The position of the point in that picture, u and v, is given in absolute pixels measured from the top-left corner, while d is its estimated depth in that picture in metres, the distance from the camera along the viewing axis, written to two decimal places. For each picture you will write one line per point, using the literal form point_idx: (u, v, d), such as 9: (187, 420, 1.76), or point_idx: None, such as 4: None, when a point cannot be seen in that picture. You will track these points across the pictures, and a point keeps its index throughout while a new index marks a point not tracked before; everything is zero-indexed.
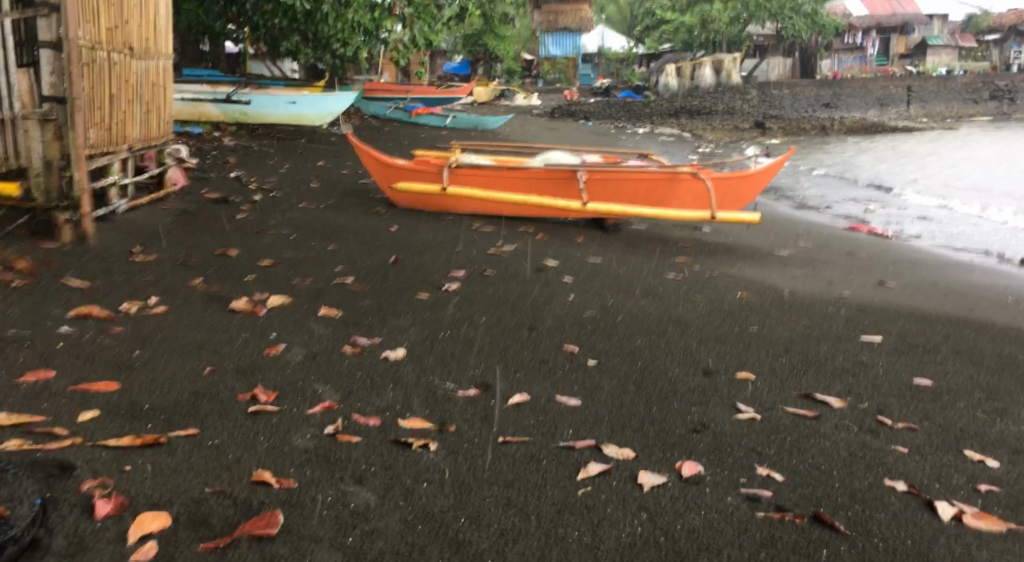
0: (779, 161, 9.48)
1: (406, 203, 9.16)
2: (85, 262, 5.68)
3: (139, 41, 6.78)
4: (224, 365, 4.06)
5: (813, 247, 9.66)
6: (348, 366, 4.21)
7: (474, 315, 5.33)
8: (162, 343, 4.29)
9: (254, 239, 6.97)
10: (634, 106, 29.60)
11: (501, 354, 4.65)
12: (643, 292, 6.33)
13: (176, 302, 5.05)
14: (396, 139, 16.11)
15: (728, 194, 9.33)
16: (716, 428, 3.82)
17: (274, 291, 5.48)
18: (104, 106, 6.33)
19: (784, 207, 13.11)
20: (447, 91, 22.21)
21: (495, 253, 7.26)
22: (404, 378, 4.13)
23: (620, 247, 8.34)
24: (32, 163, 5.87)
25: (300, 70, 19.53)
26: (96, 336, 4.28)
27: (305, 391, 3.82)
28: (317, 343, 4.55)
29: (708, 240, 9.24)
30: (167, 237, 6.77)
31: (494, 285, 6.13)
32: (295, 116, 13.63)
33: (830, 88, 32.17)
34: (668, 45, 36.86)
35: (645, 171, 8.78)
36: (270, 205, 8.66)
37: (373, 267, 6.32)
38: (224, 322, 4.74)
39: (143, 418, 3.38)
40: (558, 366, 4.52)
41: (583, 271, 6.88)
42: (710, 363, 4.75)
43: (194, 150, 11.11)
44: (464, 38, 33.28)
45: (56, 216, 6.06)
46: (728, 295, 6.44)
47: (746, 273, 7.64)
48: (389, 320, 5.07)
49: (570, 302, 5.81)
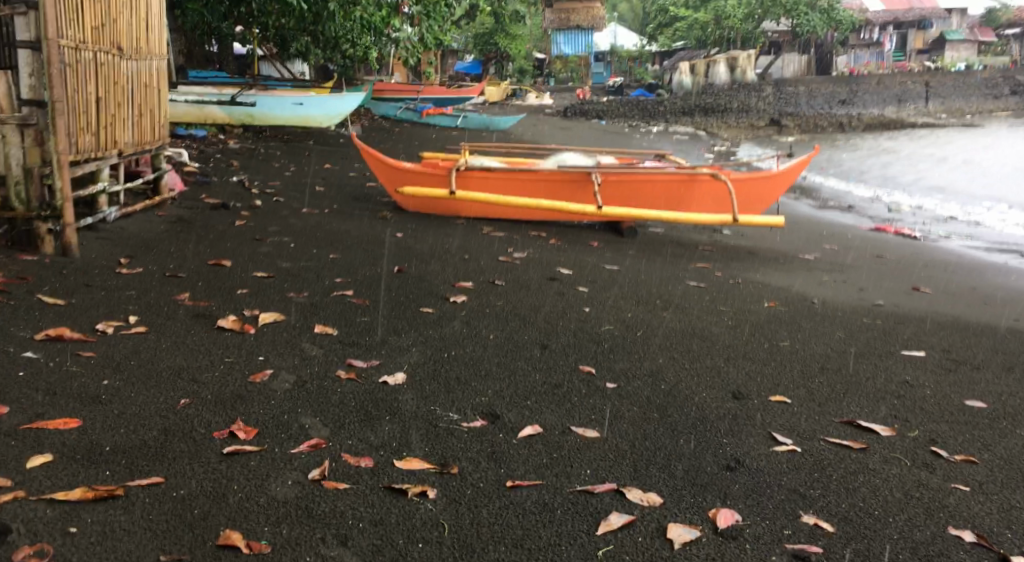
0: (803, 159, 9.01)
1: (413, 207, 8.76)
2: (64, 276, 5.30)
3: (129, 41, 6.38)
4: (202, 395, 3.65)
5: (839, 250, 9.19)
6: (341, 395, 3.79)
7: (482, 333, 4.91)
8: (136, 369, 3.89)
9: (249, 248, 6.57)
10: (648, 105, 29.15)
11: (510, 378, 4.22)
12: (664, 303, 5.88)
13: (158, 321, 4.66)
14: (405, 140, 15.71)
15: (751, 199, 8.92)
16: (753, 463, 3.37)
17: (265, 306, 5.08)
18: (91, 109, 5.92)
19: (806, 207, 12.60)
20: (458, 91, 21.80)
21: (505, 261, 6.84)
22: (401, 408, 3.71)
23: (637, 253, 7.90)
24: (10, 171, 5.45)
25: (310, 72, 19.21)
26: (63, 363, 3.88)
27: (291, 426, 3.41)
28: (308, 367, 4.14)
29: (730, 245, 8.80)
30: (157, 247, 6.38)
31: (504, 297, 5.70)
32: (303, 118, 13.27)
33: (847, 85, 31.55)
34: (681, 44, 36.33)
35: (662, 172, 8.42)
36: (271, 210, 8.27)
37: (374, 279, 5.90)
38: (208, 344, 4.33)
39: (101, 463, 2.98)
40: (573, 390, 4.09)
41: (598, 280, 6.45)
42: (741, 385, 4.29)
43: (196, 153, 10.74)
44: (475, 38, 32.94)
45: (37, 227, 5.61)
46: (755, 306, 5.99)
47: (773, 280, 7.18)
48: (389, 339, 4.66)
49: (585, 317, 5.38)
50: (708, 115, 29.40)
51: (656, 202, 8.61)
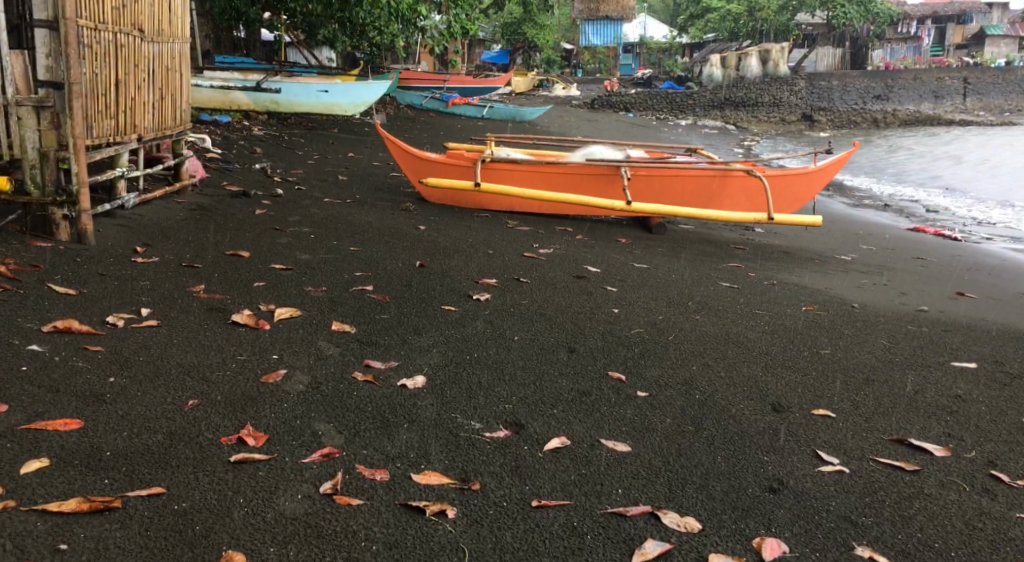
0: (841, 156, 8.70)
1: (437, 199, 8.55)
2: (77, 263, 5.13)
3: (151, 23, 6.18)
4: (211, 396, 3.46)
5: (877, 251, 8.87)
6: (356, 398, 3.59)
7: (506, 333, 4.69)
8: (144, 367, 3.70)
9: (268, 238, 6.39)
10: (677, 97, 28.74)
11: (536, 384, 3.99)
12: (696, 305, 5.63)
13: (171, 314, 4.47)
14: (431, 130, 15.50)
15: (786, 196, 8.62)
16: (798, 484, 3.13)
17: (282, 301, 4.89)
18: (109, 93, 5.73)
19: (841, 205, 12.27)
20: (485, 81, 21.58)
21: (532, 257, 6.61)
22: (421, 415, 3.49)
23: (667, 251, 7.64)
24: (26, 154, 5.27)
25: (337, 60, 19.07)
26: (69, 358, 3.70)
27: (303, 433, 3.21)
28: (324, 367, 3.94)
29: (763, 244, 8.52)
30: (175, 235, 6.21)
31: (530, 296, 5.48)
32: (327, 105, 13.34)
33: (881, 80, 30.94)
34: (713, 36, 35.83)
35: (694, 167, 8.16)
36: (293, 199, 8.08)
37: (396, 274, 5.70)
38: (220, 340, 4.14)
39: (99, 470, 2.79)
40: (602, 399, 3.87)
41: (628, 279, 6.21)
42: (781, 396, 4.03)
43: (220, 139, 10.59)
44: (504, 28, 32.70)
45: (52, 213, 5.44)
46: (793, 310, 5.73)
47: (811, 282, 6.89)
48: (409, 339, 4.45)
49: (614, 318, 5.16)
50: (738, 109, 28.97)
51: (687, 197, 8.34)
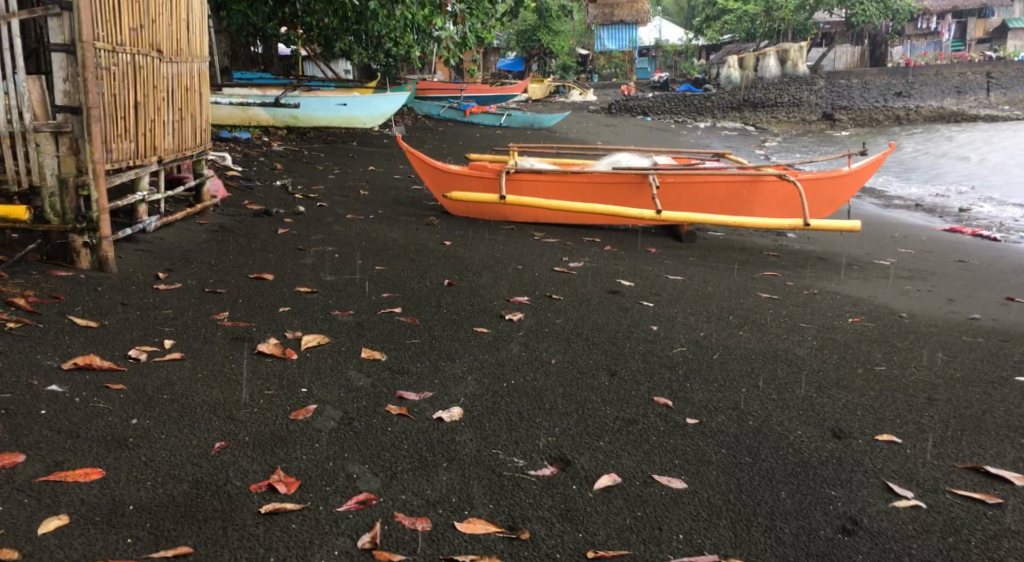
0: (878, 157, 8.41)
1: (460, 212, 8.34)
2: (98, 293, 4.97)
3: (169, 43, 6.03)
4: (239, 437, 3.28)
5: (916, 254, 8.59)
6: (391, 434, 3.40)
7: (543, 356, 4.48)
8: (169, 406, 3.51)
9: (292, 259, 6.21)
10: (695, 100, 28.59)
11: (578, 414, 3.78)
12: (738, 320, 5.39)
13: (195, 345, 4.29)
14: (451, 140, 15.32)
15: (820, 200, 8.35)
16: (872, 524, 2.94)
17: (308, 327, 4.70)
18: (129, 115, 5.58)
19: (872, 206, 11.95)
20: (502, 89, 21.42)
21: (562, 272, 6.40)
22: (460, 452, 3.29)
23: (700, 261, 7.41)
24: (44, 182, 5.11)
25: (354, 72, 18.97)
26: (90, 398, 3.52)
27: (336, 477, 3.03)
28: (355, 401, 3.72)
29: (798, 249, 8.26)
30: (197, 258, 6.05)
31: (565, 314, 5.27)
32: (347, 119, 12.93)
33: (903, 76, 30.44)
34: (729, 37, 35.53)
35: (724, 173, 7.93)
36: (315, 216, 7.92)
37: (425, 294, 5.50)
38: (246, 373, 3.95)
39: (121, 527, 2.71)
40: (650, 428, 3.64)
41: (664, 293, 5.98)
42: (840, 421, 3.78)
43: (239, 156, 10.45)
44: (518, 34, 32.58)
45: (72, 241, 5.27)
46: (839, 322, 5.48)
47: (853, 291, 6.64)
48: (442, 365, 4.25)
49: (654, 336, 4.93)
50: (757, 110, 28.68)
51: (719, 205, 8.10)
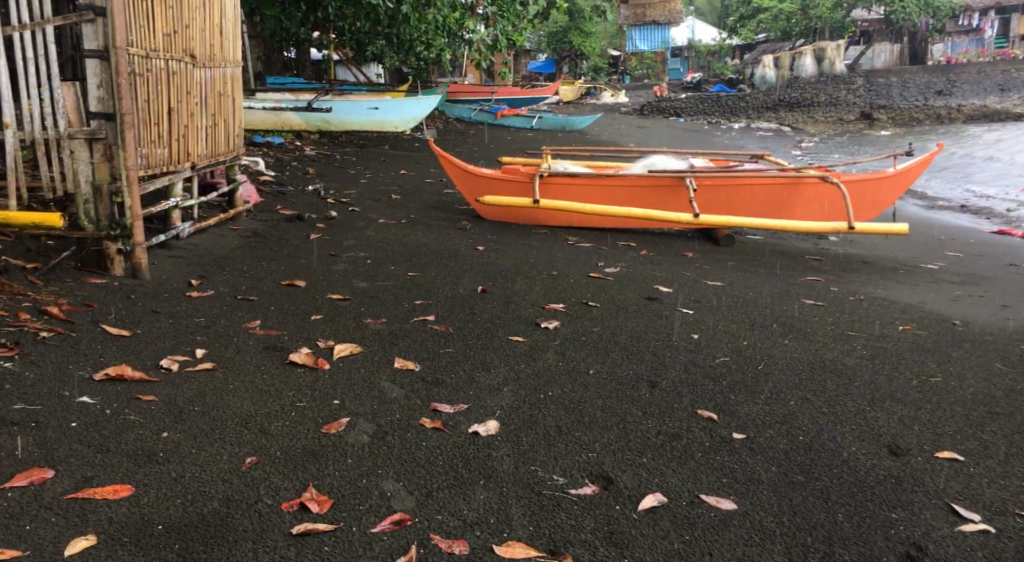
0: (924, 158, 8.16)
1: (493, 217, 8.22)
2: (130, 300, 4.90)
3: (203, 49, 6.00)
4: (270, 451, 3.19)
5: (964, 257, 8.36)
6: (426, 450, 3.31)
7: (581, 367, 4.35)
8: (200, 419, 3.42)
9: (324, 266, 6.14)
10: (728, 102, 28.70)
11: (620, 428, 3.66)
12: (782, 328, 5.23)
13: (226, 355, 4.20)
14: (483, 143, 15.25)
15: (864, 202, 8.13)
16: (939, 551, 2.91)
17: (341, 336, 4.61)
18: (163, 121, 5.53)
19: (915, 208, 11.67)
20: (534, 91, 21.33)
21: (598, 277, 6.27)
22: (497, 468, 3.20)
23: (739, 266, 7.23)
24: (79, 189, 5.07)
25: (386, 75, 19.00)
26: (121, 410, 3.43)
27: (370, 495, 2.94)
28: (389, 414, 3.62)
29: (839, 253, 8.05)
30: (230, 264, 5.99)
31: (602, 322, 5.13)
32: (378, 122, 12.94)
33: (943, 76, 29.30)
34: (764, 36, 35.18)
35: (764, 175, 7.75)
36: (347, 221, 7.86)
37: (459, 301, 5.40)
38: (278, 384, 3.86)
39: (150, 549, 2.63)
40: (694, 444, 3.55)
41: (704, 299, 5.83)
42: (896, 435, 3.72)
43: (272, 161, 10.42)
44: (550, 36, 32.51)
45: (106, 247, 5.19)
46: (888, 331, 5.31)
47: (901, 296, 6.44)
48: (477, 376, 4.14)
49: (696, 346, 4.78)
50: (792, 110, 28.35)
51: (758, 208, 7.92)
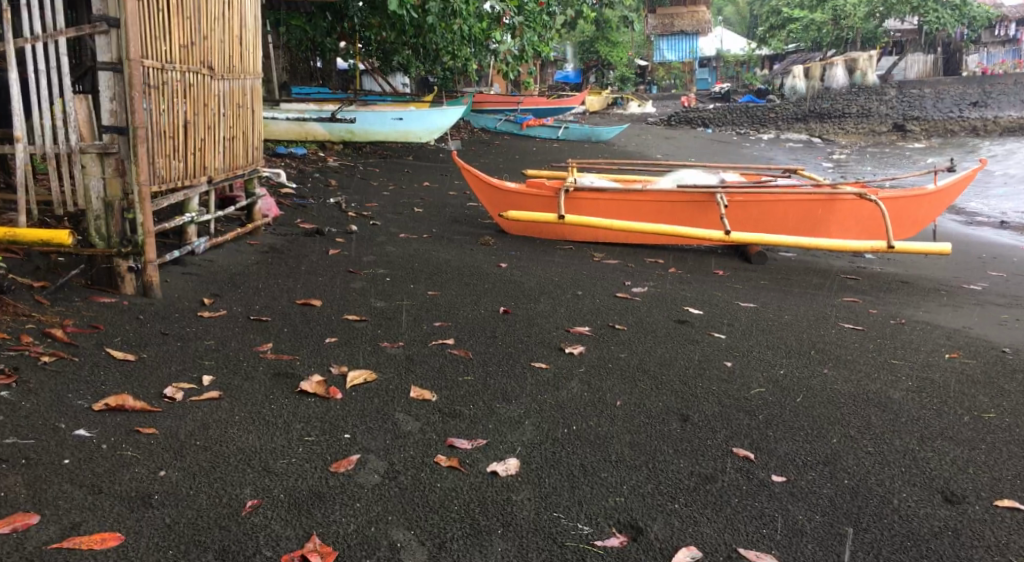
0: (967, 173, 7.82)
1: (517, 231, 7.99)
2: (139, 320, 4.68)
3: (221, 60, 5.82)
4: (274, 493, 3.01)
5: (1008, 278, 8.03)
6: (440, 492, 3.11)
7: (607, 397, 4.09)
8: (201, 455, 3.22)
9: (341, 284, 5.93)
10: (757, 112, 28.28)
11: (649, 467, 3.42)
12: (820, 355, 4.96)
13: (234, 381, 3.97)
14: (508, 153, 15.05)
15: (902, 219, 7.81)
16: None
17: (355, 362, 4.38)
18: (179, 135, 5.35)
19: (954, 224, 11.29)
20: (561, 101, 21.12)
21: (625, 298, 6.01)
22: (516, 516, 3.03)
23: (773, 286, 6.94)
24: (89, 205, 4.86)
25: (412, 84, 18.86)
26: (118, 444, 3.22)
27: (379, 547, 2.81)
28: (402, 450, 3.40)
29: (877, 272, 7.74)
30: (245, 281, 5.79)
31: (630, 347, 4.87)
32: (402, 133, 12.74)
33: (978, 86, 28.70)
34: (793, 46, 34.78)
35: (798, 191, 7.46)
36: (368, 236, 7.65)
37: (480, 323, 5.17)
38: (286, 415, 3.62)
39: None
40: (730, 487, 3.32)
41: (737, 322, 5.56)
42: (950, 480, 3.51)
43: (294, 172, 10.27)
44: (576, 46, 32.32)
45: (117, 265, 4.98)
46: (934, 360, 5.01)
47: (946, 321, 6.13)
48: (497, 408, 3.89)
49: (729, 375, 4.51)
50: (823, 121, 27.92)
51: (792, 224, 7.63)
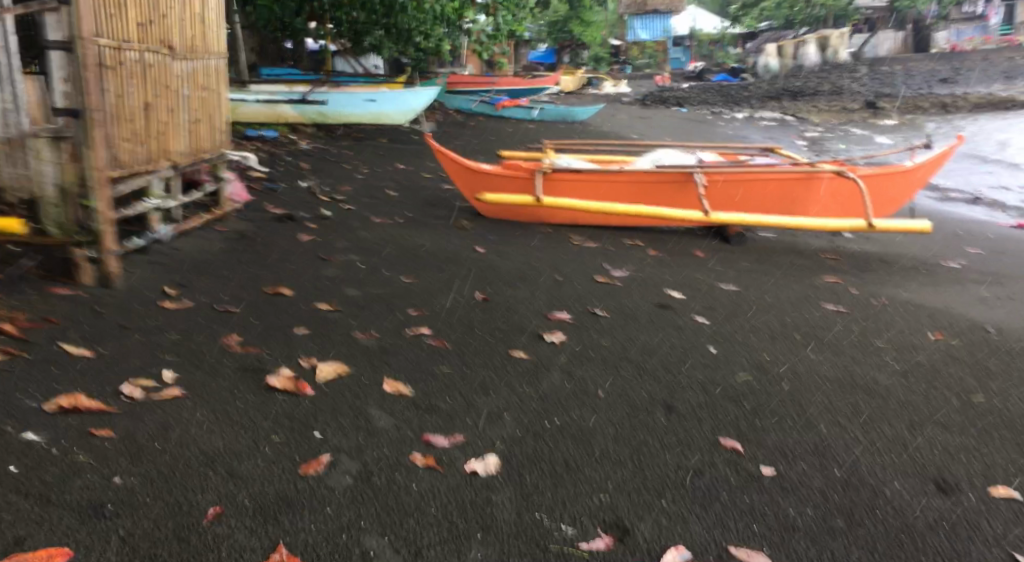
0: (945, 150, 7.73)
1: (492, 215, 7.82)
2: (96, 313, 4.45)
3: (182, 39, 5.57)
4: (238, 500, 2.84)
5: (986, 255, 7.98)
6: (416, 495, 2.95)
7: (589, 388, 3.94)
8: (161, 458, 3.02)
9: (312, 272, 5.71)
10: (731, 91, 28.18)
11: (634, 461, 3.28)
12: (805, 338, 4.84)
13: (197, 377, 3.76)
14: (482, 135, 14.82)
15: (881, 197, 7.71)
16: None
17: (326, 355, 4.18)
18: (138, 118, 5.09)
19: (929, 201, 11.26)
20: (535, 81, 20.91)
21: (604, 282, 5.86)
22: (496, 519, 2.88)
23: (754, 267, 6.82)
24: (44, 192, 4.66)
25: (383, 65, 18.55)
26: (70, 449, 3.02)
27: (351, 556, 2.65)
28: (376, 448, 3.22)
29: (856, 251, 7.65)
30: (211, 270, 5.56)
31: (611, 334, 4.72)
32: (375, 114, 12.47)
33: (948, 63, 28.84)
34: (766, 24, 34.78)
35: (778, 170, 7.32)
36: (339, 221, 7.43)
37: (456, 311, 4.99)
38: (253, 413, 3.42)
39: None
40: (718, 481, 3.19)
41: (719, 305, 5.43)
42: (943, 468, 3.40)
43: (263, 156, 10.00)
44: (550, 26, 32.04)
45: (73, 254, 4.70)
46: (918, 342, 4.91)
47: (929, 300, 6.03)
48: (475, 401, 3.72)
49: (713, 361, 4.37)
50: (796, 99, 27.92)
51: (770, 204, 7.51)
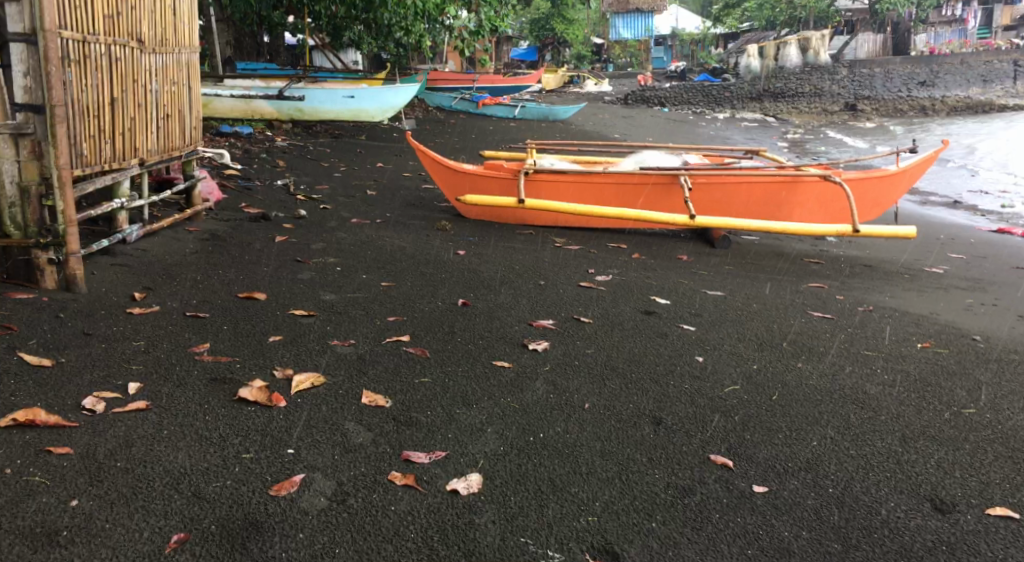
0: (929, 154, 7.67)
1: (474, 215, 7.67)
2: (59, 319, 4.26)
3: (152, 32, 5.37)
4: (203, 525, 2.69)
5: (970, 260, 7.92)
6: (393, 518, 2.80)
7: (574, 399, 3.80)
8: (122, 478, 2.87)
9: (288, 275, 5.54)
10: (712, 91, 28.15)
11: (622, 479, 3.15)
12: (793, 347, 4.73)
13: (164, 389, 3.59)
14: (463, 133, 14.66)
15: (865, 200, 7.64)
16: None
17: (301, 364, 4.02)
18: (104, 113, 4.90)
19: (911, 204, 11.23)
20: (517, 79, 20.78)
21: (588, 287, 5.73)
22: (478, 544, 2.74)
23: (739, 271, 6.71)
24: (3, 191, 4.42)
25: (364, 61, 18.33)
26: (24, 468, 2.86)
27: None
28: (352, 466, 3.07)
29: (841, 256, 7.57)
30: (182, 273, 5.37)
31: (595, 342, 4.59)
32: (354, 111, 12.10)
33: (926, 66, 28.99)
34: (747, 25, 34.81)
35: (763, 173, 7.22)
36: (317, 221, 7.25)
37: (436, 318, 4.84)
38: (223, 428, 3.26)
39: None
40: (709, 500, 3.07)
41: (705, 312, 5.32)
42: (938, 486, 3.29)
43: (239, 153, 9.79)
44: (532, 23, 31.86)
45: (35, 256, 4.54)
46: (906, 351, 4.82)
47: (915, 307, 5.95)
48: (456, 414, 3.58)
49: (701, 371, 4.25)
50: (777, 100, 27.93)
51: (755, 207, 7.41)
